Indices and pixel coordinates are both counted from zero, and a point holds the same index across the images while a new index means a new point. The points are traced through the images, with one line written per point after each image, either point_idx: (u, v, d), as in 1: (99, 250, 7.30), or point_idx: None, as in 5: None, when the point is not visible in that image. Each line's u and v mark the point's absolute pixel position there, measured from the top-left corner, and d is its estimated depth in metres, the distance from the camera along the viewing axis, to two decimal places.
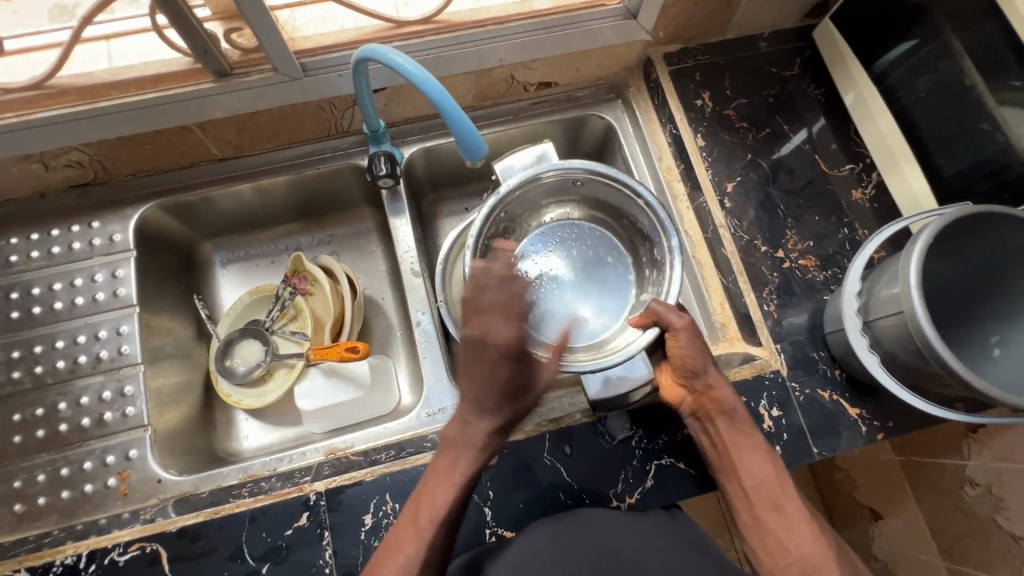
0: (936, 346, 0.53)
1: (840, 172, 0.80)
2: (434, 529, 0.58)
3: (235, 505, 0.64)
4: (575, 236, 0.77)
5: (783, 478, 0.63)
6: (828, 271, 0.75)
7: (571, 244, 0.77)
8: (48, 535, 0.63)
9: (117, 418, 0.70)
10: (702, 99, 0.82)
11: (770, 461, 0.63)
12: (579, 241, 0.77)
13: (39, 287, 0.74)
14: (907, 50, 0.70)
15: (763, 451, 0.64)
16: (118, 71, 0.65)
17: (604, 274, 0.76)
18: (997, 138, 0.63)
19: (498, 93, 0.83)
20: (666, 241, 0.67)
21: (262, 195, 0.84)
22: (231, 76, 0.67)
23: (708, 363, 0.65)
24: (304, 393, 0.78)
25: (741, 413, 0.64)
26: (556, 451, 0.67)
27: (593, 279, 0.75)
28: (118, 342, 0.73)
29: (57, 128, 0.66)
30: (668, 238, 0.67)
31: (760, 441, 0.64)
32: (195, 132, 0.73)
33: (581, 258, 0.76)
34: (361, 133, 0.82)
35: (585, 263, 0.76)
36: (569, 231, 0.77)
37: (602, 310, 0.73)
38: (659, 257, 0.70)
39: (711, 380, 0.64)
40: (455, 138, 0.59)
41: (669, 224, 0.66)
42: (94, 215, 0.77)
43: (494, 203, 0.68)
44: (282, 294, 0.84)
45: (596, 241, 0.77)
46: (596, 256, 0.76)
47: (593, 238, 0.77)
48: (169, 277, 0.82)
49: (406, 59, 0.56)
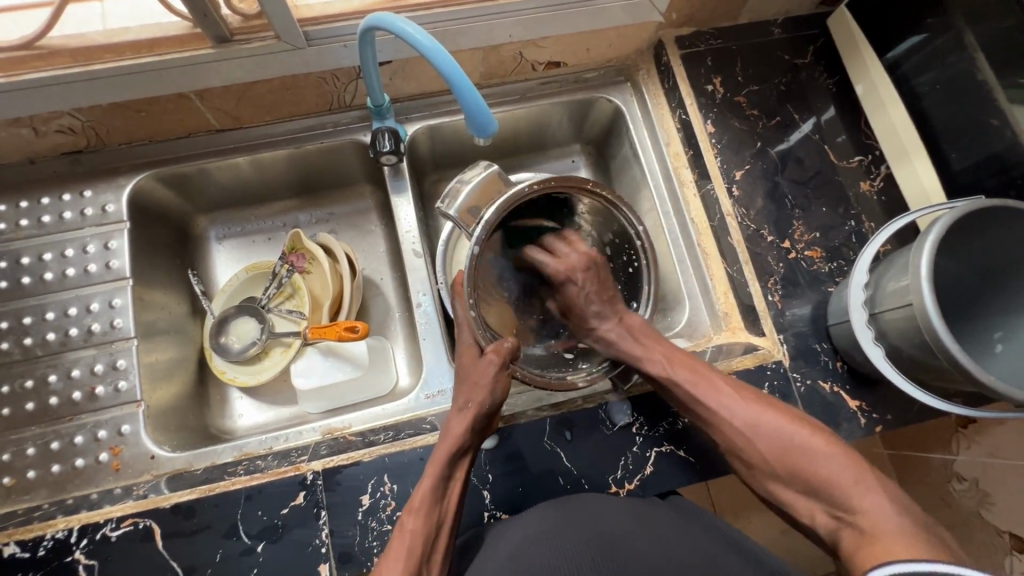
0: (945, 340, 0.53)
1: (849, 164, 0.79)
2: (410, 520, 0.55)
3: (230, 483, 0.63)
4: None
5: (687, 384, 0.63)
6: (833, 263, 0.74)
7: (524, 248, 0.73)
8: (38, 509, 0.62)
9: (110, 393, 0.68)
10: (713, 84, 0.81)
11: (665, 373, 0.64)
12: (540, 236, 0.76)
13: (29, 256, 0.72)
14: (921, 41, 0.70)
15: (655, 369, 0.65)
16: (112, 34, 0.62)
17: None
18: (1005, 135, 0.63)
19: (504, 71, 0.80)
20: (637, 235, 0.68)
21: (261, 169, 0.82)
22: (231, 42, 0.64)
23: (594, 309, 0.69)
24: (300, 371, 0.77)
25: (626, 337, 0.68)
26: (556, 436, 0.67)
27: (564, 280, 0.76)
28: (110, 316, 0.71)
29: (47, 91, 0.63)
30: (637, 235, 0.69)
31: (644, 359, 0.65)
32: (193, 100, 0.71)
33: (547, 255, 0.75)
34: (364, 108, 0.80)
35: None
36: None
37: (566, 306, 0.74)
38: (629, 255, 0.73)
39: (597, 331, 0.69)
40: (464, 114, 0.56)
41: (635, 222, 0.68)
42: (87, 183, 0.75)
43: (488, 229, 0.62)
44: (279, 272, 0.82)
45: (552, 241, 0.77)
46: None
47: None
48: (164, 250, 0.80)
49: (416, 29, 0.53)
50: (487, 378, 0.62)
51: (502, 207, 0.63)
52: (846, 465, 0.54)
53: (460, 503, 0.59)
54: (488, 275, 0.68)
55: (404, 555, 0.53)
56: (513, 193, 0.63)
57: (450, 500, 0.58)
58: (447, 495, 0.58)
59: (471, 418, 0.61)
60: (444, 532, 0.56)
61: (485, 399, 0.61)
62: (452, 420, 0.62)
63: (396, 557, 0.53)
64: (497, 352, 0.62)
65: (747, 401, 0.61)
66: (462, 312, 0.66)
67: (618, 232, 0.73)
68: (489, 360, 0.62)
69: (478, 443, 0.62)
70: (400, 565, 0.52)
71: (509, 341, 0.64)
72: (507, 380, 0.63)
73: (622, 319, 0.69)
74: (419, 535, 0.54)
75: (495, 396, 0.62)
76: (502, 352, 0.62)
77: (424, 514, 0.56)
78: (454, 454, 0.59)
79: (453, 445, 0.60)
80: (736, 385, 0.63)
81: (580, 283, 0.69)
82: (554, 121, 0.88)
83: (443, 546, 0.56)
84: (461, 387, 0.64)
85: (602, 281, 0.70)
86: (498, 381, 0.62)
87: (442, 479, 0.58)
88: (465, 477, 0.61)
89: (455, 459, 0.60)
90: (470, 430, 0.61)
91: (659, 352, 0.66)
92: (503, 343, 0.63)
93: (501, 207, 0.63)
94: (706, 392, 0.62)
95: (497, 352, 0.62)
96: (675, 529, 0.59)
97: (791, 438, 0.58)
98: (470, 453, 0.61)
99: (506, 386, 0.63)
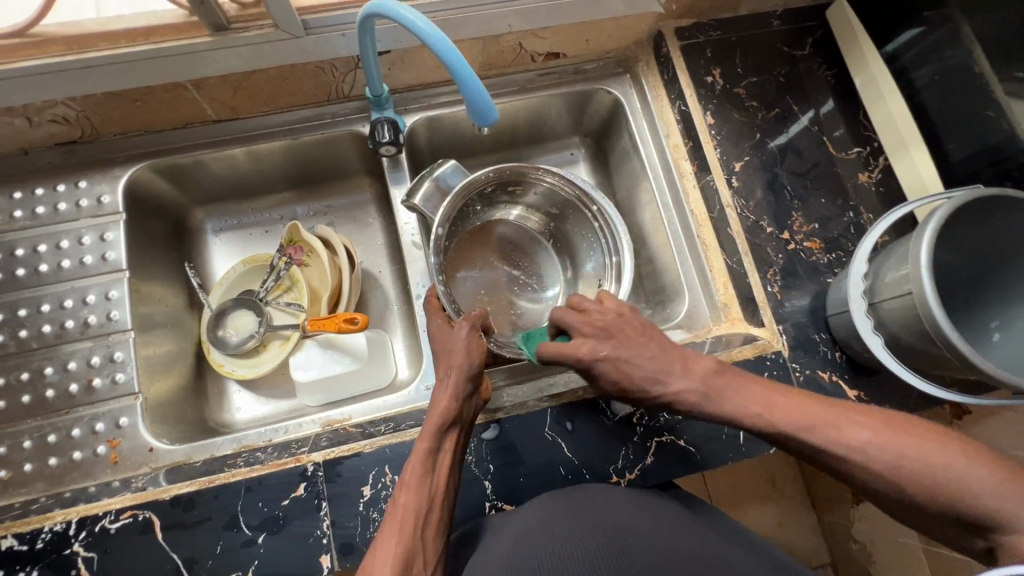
0: (945, 328, 0.53)
1: (847, 155, 0.79)
2: (402, 493, 0.53)
3: (230, 475, 0.62)
4: (510, 230, 0.84)
5: (801, 433, 0.51)
6: (832, 254, 0.75)
7: (480, 251, 0.83)
8: (35, 502, 0.62)
9: (107, 385, 0.68)
10: (713, 75, 0.81)
11: (763, 417, 0.53)
12: (499, 236, 0.84)
13: (24, 248, 0.71)
14: (919, 33, 0.73)
15: (756, 423, 0.53)
16: (106, 22, 0.62)
17: (534, 259, 0.85)
18: (1001, 127, 0.66)
19: (505, 62, 0.80)
20: (591, 207, 0.75)
21: (258, 160, 0.81)
22: (228, 30, 0.64)
23: (654, 372, 0.56)
24: (299, 363, 0.77)
25: (708, 393, 0.55)
26: (558, 427, 0.67)
27: (522, 267, 0.84)
28: (107, 308, 0.70)
29: (40, 79, 0.62)
30: (592, 204, 0.75)
31: (739, 415, 0.54)
32: (190, 90, 0.70)
33: (504, 251, 0.84)
34: (362, 99, 0.80)
35: (518, 257, 0.84)
36: (509, 224, 0.84)
37: (533, 292, 0.83)
38: (591, 234, 0.78)
39: (671, 394, 0.56)
40: (465, 103, 0.56)
41: (591, 188, 0.73)
42: (81, 174, 0.74)
43: (450, 205, 0.70)
44: (276, 264, 0.82)
45: (512, 236, 0.84)
46: (526, 247, 0.85)
47: (529, 231, 0.85)
48: (160, 242, 0.80)
49: (417, 16, 0.53)
50: (462, 344, 0.62)
51: (457, 197, 0.71)
52: (1011, 488, 0.45)
53: (450, 478, 0.57)
54: (455, 283, 0.79)
55: (397, 528, 0.51)
56: (470, 177, 0.71)
57: (440, 474, 0.56)
58: (437, 468, 0.56)
59: (453, 388, 0.59)
60: (437, 507, 0.54)
61: (464, 362, 0.60)
62: (436, 393, 0.60)
63: (389, 533, 0.51)
64: (466, 322, 0.63)
65: (874, 431, 0.50)
66: (437, 305, 0.68)
67: (576, 213, 0.79)
68: (461, 328, 0.63)
69: (465, 412, 0.60)
70: (394, 539, 0.50)
71: (478, 313, 0.66)
72: (481, 344, 0.63)
73: (697, 366, 0.56)
74: (411, 508, 0.53)
75: (471, 362, 0.60)
76: (473, 321, 0.64)
77: (415, 486, 0.54)
78: (443, 426, 0.57)
79: (442, 415, 0.57)
80: (854, 411, 0.52)
81: (619, 346, 0.58)
82: (553, 113, 0.87)
83: (437, 521, 0.54)
84: (440, 360, 0.62)
85: (654, 345, 0.57)
86: (472, 345, 0.62)
87: (430, 452, 0.56)
88: (455, 450, 0.59)
89: (443, 430, 0.57)
90: (457, 398, 0.58)
91: (755, 399, 0.54)
92: (472, 314, 0.65)
93: (463, 189, 0.71)
94: (825, 434, 0.51)
95: (466, 322, 0.63)
96: (678, 521, 0.59)
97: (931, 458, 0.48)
98: (458, 425, 0.59)
99: (481, 351, 0.62)
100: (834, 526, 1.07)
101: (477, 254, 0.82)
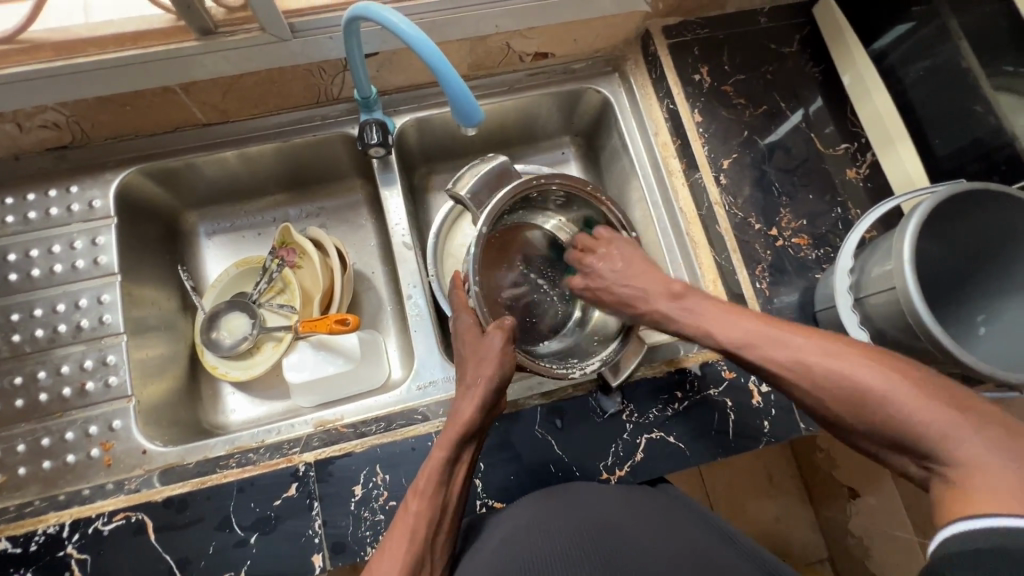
0: (928, 323, 0.54)
1: (835, 151, 0.79)
2: (415, 501, 0.54)
3: (223, 476, 0.63)
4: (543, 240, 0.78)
5: (742, 348, 0.55)
6: (820, 249, 0.75)
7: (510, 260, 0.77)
8: (29, 505, 0.62)
9: (99, 388, 0.68)
10: (700, 74, 0.81)
11: (723, 333, 0.57)
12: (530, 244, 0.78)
13: (15, 253, 0.72)
14: (908, 30, 0.73)
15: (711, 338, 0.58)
16: (94, 27, 0.62)
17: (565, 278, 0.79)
18: (989, 121, 0.67)
19: (493, 62, 0.81)
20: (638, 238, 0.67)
21: (249, 163, 0.81)
22: (215, 34, 0.64)
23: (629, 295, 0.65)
24: (291, 365, 0.76)
25: (678, 310, 0.61)
26: (547, 425, 0.67)
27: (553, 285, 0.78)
28: (99, 311, 0.71)
29: (29, 85, 0.62)
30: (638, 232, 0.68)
31: (697, 330, 0.59)
32: (179, 94, 0.70)
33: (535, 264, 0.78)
34: (352, 101, 0.80)
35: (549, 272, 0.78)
36: (542, 233, 0.78)
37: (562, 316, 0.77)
38: None
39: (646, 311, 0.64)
40: (450, 104, 0.56)
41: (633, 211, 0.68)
42: (73, 178, 0.75)
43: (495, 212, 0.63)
44: (269, 266, 0.82)
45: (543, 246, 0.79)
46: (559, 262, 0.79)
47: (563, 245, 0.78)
48: (153, 245, 0.80)
49: (401, 18, 0.53)
50: (495, 356, 0.61)
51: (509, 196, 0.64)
52: None
53: (464, 488, 0.58)
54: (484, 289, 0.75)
55: (407, 535, 0.52)
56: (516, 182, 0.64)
57: (455, 483, 0.57)
58: (452, 479, 0.57)
59: (478, 401, 0.58)
60: (447, 518, 0.55)
61: (493, 375, 0.59)
62: (460, 403, 0.59)
63: (399, 538, 0.52)
64: (502, 332, 0.62)
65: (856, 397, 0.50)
66: (463, 301, 0.67)
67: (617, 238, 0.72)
68: (493, 336, 0.62)
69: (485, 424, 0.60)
70: (402, 545, 0.51)
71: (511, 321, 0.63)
72: (515, 357, 0.62)
73: (663, 288, 0.63)
74: (424, 516, 0.53)
75: (501, 377, 0.60)
76: (509, 331, 0.63)
77: (429, 495, 0.54)
78: (462, 437, 0.57)
79: (464, 427, 0.57)
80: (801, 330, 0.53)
81: (602, 271, 0.67)
82: (543, 113, 0.88)
83: (446, 528, 0.55)
84: (465, 364, 0.62)
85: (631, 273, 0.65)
86: (505, 358, 0.61)
87: (448, 462, 0.56)
88: (471, 461, 0.59)
89: (462, 442, 0.58)
90: (479, 411, 0.59)
91: (711, 316, 0.59)
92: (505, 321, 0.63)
93: (506, 197, 0.64)
94: (764, 350, 0.54)
95: (502, 333, 0.62)
96: (666, 518, 0.59)
97: (851, 374, 0.48)
98: (477, 438, 0.60)
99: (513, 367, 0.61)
100: (825, 522, 1.09)
101: (503, 268, 0.77)
